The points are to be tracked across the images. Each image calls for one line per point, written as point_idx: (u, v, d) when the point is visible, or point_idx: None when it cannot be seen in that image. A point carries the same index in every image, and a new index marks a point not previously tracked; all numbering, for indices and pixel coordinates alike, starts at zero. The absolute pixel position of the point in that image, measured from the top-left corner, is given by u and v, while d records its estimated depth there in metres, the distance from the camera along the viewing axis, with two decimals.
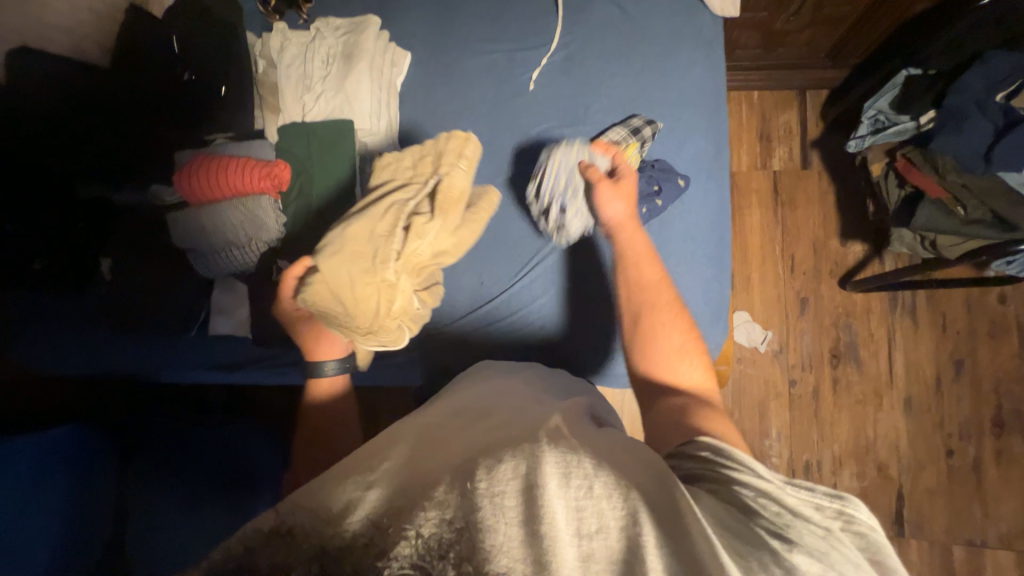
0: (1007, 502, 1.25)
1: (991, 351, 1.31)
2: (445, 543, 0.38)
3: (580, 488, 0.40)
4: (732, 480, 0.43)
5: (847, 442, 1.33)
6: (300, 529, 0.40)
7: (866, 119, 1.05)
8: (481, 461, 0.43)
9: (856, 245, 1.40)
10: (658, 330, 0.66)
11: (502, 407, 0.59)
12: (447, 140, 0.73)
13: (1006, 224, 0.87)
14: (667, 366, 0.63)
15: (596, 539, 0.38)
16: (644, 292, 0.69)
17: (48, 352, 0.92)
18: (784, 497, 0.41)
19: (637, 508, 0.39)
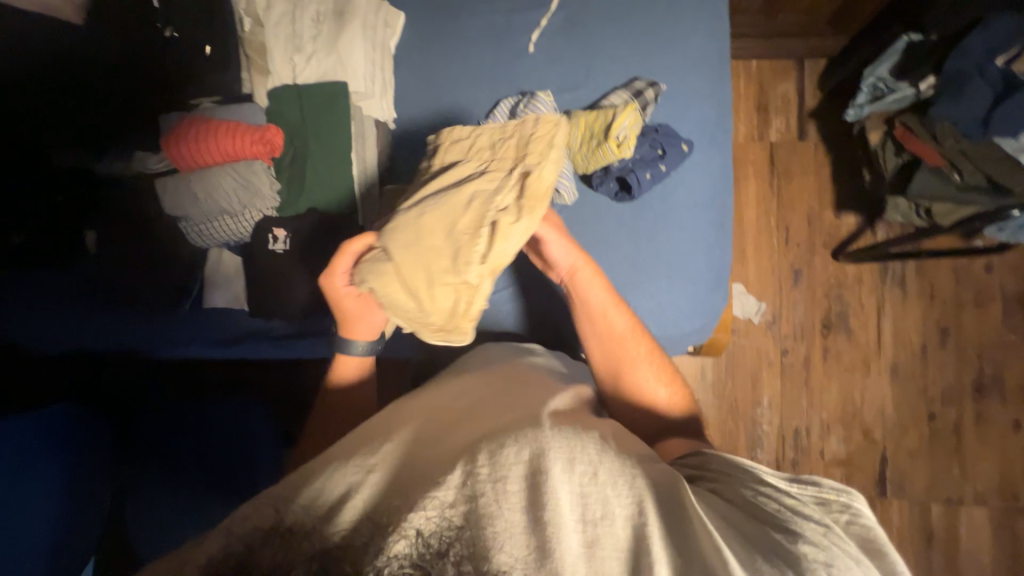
0: (983, 462, 1.31)
1: (975, 319, 1.35)
2: (447, 541, 0.44)
3: (582, 474, 0.48)
4: (742, 485, 0.52)
5: (835, 408, 1.38)
6: (301, 529, 0.45)
7: (865, 87, 1.04)
8: (483, 450, 0.50)
9: (849, 216, 1.41)
10: (644, 386, 0.71)
11: (503, 391, 0.64)
12: (537, 120, 0.65)
13: (999, 189, 0.89)
14: (658, 413, 0.70)
15: (598, 526, 0.45)
16: (618, 346, 0.71)
17: (37, 327, 0.91)
18: (785, 499, 0.49)
19: (642, 499, 0.48)
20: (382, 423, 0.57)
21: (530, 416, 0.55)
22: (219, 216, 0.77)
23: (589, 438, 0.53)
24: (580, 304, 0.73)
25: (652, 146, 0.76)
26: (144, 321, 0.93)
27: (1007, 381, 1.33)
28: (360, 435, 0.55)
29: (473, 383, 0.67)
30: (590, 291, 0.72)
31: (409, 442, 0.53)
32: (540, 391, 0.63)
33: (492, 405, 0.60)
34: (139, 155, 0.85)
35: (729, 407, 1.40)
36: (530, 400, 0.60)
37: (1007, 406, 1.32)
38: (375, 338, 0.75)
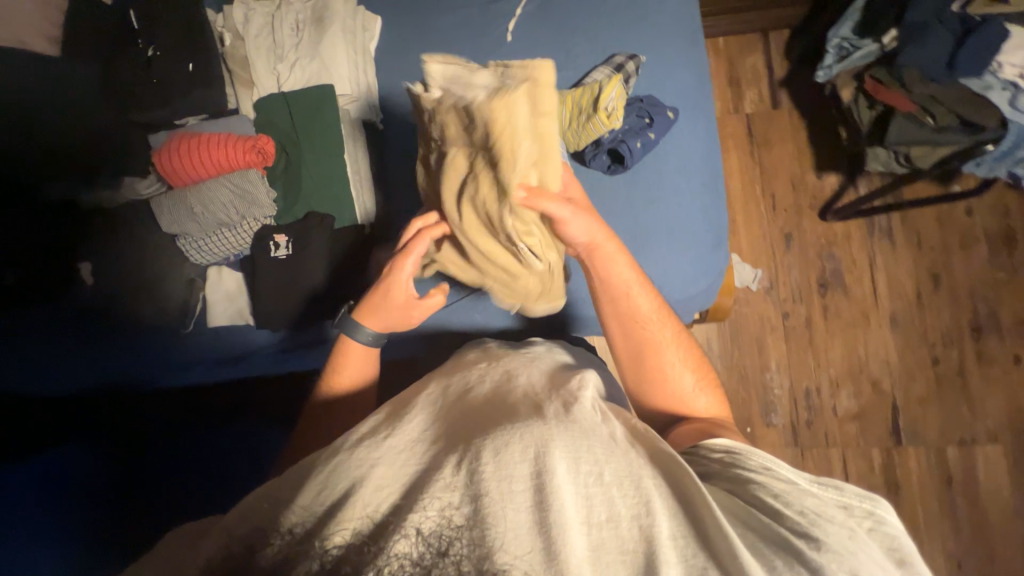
0: (991, 399, 1.34)
1: (964, 262, 1.38)
2: (447, 540, 0.42)
3: (589, 473, 0.45)
4: (757, 481, 0.51)
5: (841, 364, 1.40)
6: (298, 529, 0.44)
7: (831, 48, 1.09)
8: (487, 449, 0.46)
9: (831, 176, 1.44)
10: (670, 373, 0.70)
11: (521, 379, 0.61)
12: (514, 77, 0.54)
13: (971, 127, 0.93)
14: (680, 401, 0.70)
15: (606, 528, 0.43)
16: (640, 329, 0.71)
17: (45, 367, 0.91)
18: (804, 500, 0.48)
19: (650, 497, 0.45)
20: (382, 420, 0.54)
21: (536, 409, 0.52)
22: (225, 230, 0.77)
23: (598, 433, 0.49)
24: (604, 281, 0.72)
25: (640, 115, 0.78)
26: (144, 346, 0.94)
27: (1003, 317, 1.36)
28: (357, 432, 0.53)
29: (480, 374, 0.64)
30: (616, 269, 0.71)
31: (410, 438, 0.51)
32: (547, 381, 0.61)
33: (500, 396, 0.57)
34: (127, 180, 0.90)
35: (738, 376, 1.41)
36: (537, 392, 0.57)
37: (1006, 342, 1.35)
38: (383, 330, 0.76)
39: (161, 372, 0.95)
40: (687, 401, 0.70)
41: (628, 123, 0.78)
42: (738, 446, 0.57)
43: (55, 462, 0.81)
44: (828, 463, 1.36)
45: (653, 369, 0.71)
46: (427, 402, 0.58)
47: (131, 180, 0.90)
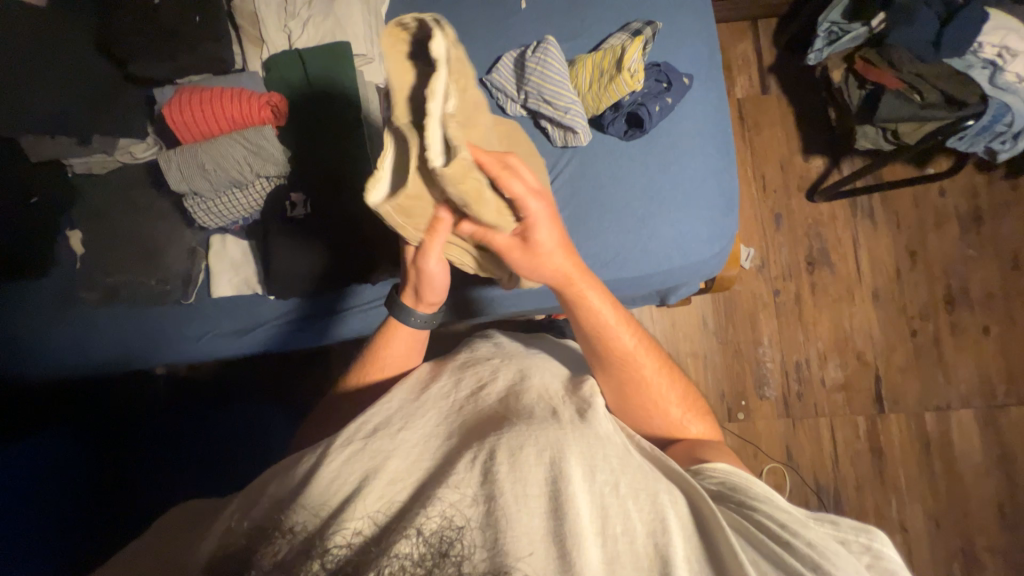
0: (963, 367, 1.43)
1: (938, 239, 1.47)
2: (447, 541, 0.44)
3: (604, 483, 0.49)
4: (761, 511, 0.51)
5: (829, 338, 1.46)
6: (301, 527, 0.46)
7: (821, 32, 1.14)
8: (505, 454, 0.50)
9: (818, 159, 1.51)
10: (657, 402, 0.68)
11: (536, 380, 0.64)
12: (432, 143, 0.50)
13: (954, 102, 0.98)
14: (669, 427, 0.68)
15: (621, 542, 0.46)
16: (626, 364, 0.66)
17: (47, 348, 0.91)
18: (809, 531, 0.48)
19: (665, 513, 0.48)
20: (396, 411, 0.60)
21: (551, 412, 0.57)
22: (239, 192, 0.77)
23: (610, 442, 0.54)
24: (585, 318, 0.66)
25: (658, 79, 0.81)
26: (145, 321, 0.91)
27: (973, 291, 1.45)
28: (371, 423, 0.57)
29: (493, 372, 0.66)
30: (596, 306, 0.66)
31: (423, 433, 0.56)
32: (558, 389, 0.64)
33: (512, 400, 0.60)
34: (121, 143, 0.85)
35: (733, 351, 1.46)
36: (552, 396, 0.62)
37: (976, 314, 1.45)
38: (433, 309, 0.73)
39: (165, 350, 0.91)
40: (676, 426, 0.68)
41: (647, 86, 0.80)
42: (738, 473, 0.57)
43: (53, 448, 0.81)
44: (818, 432, 1.43)
45: (642, 400, 0.67)
46: (440, 406, 0.61)
47: (125, 143, 0.85)
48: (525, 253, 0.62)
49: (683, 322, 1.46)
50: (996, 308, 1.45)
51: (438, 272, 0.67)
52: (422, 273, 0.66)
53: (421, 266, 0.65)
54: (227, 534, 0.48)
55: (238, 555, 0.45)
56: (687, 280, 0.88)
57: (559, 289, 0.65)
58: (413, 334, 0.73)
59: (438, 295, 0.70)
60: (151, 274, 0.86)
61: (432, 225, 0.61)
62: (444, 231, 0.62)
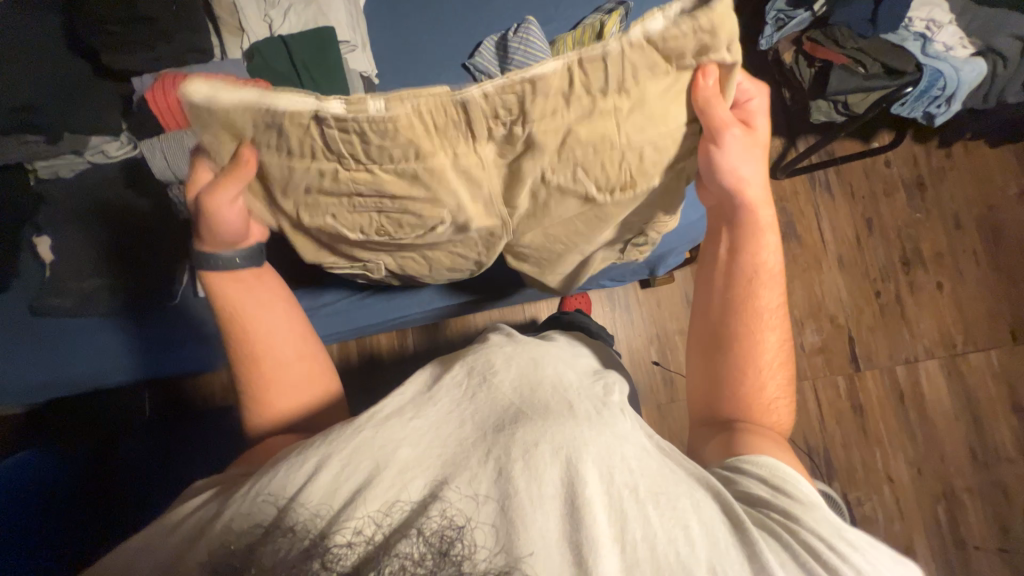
0: (924, 321, 1.54)
1: (889, 206, 1.60)
2: (448, 541, 0.42)
3: (621, 485, 0.48)
4: (805, 526, 0.49)
5: (803, 305, 1.54)
6: (301, 524, 0.44)
7: (770, 19, 1.20)
8: (519, 456, 0.48)
9: (775, 139, 1.61)
10: (766, 370, 0.67)
11: (550, 371, 0.59)
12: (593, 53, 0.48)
13: (895, 72, 1.09)
14: (764, 404, 0.66)
15: (638, 549, 0.44)
16: (758, 316, 0.68)
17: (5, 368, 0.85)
18: (853, 556, 0.47)
19: (686, 518, 0.47)
20: (409, 401, 0.56)
21: (568, 406, 0.54)
22: None
23: (629, 443, 0.52)
24: (752, 249, 0.69)
25: None
26: (87, 336, 0.87)
27: (925, 252, 1.58)
28: (382, 410, 0.54)
29: (507, 360, 0.60)
30: (766, 247, 0.69)
31: (437, 422, 0.53)
32: (575, 381, 0.59)
33: (527, 390, 0.56)
34: (93, 141, 0.81)
35: None
36: (568, 392, 0.56)
37: (930, 272, 1.57)
38: (241, 249, 0.69)
39: (112, 364, 0.88)
40: (769, 403, 0.67)
41: None
42: (783, 467, 0.57)
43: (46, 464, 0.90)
44: (802, 395, 1.50)
45: (758, 359, 0.67)
46: (454, 394, 0.56)
47: (97, 142, 0.82)
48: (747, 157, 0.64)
49: (668, 302, 1.50)
50: (946, 265, 1.57)
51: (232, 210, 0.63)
52: (213, 212, 0.62)
53: (210, 205, 0.62)
54: (228, 530, 0.46)
55: (234, 556, 0.43)
56: (678, 243, 0.99)
57: (740, 210, 0.68)
58: (250, 287, 0.70)
59: (231, 238, 0.67)
60: (102, 274, 0.83)
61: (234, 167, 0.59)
62: (246, 175, 0.59)
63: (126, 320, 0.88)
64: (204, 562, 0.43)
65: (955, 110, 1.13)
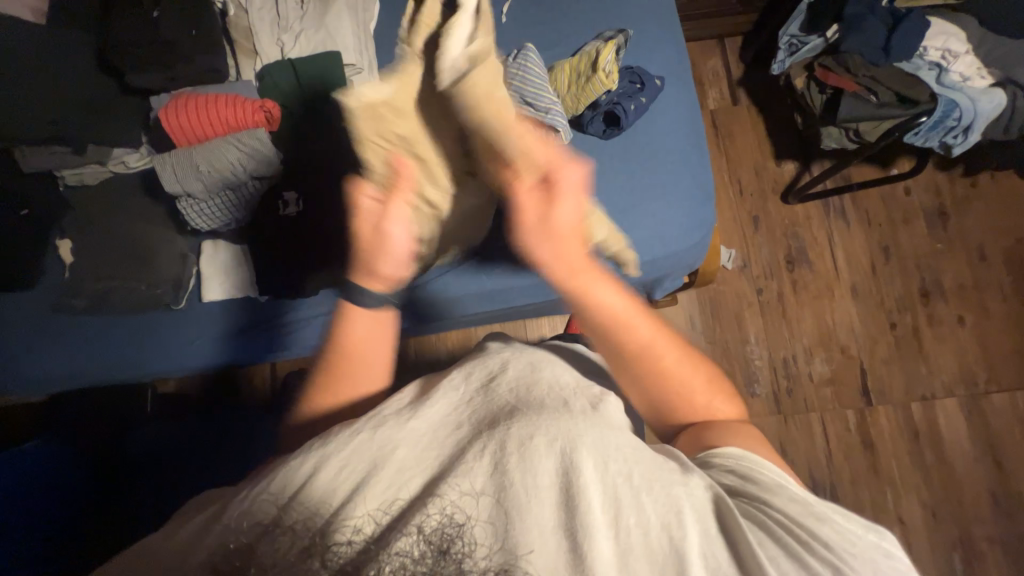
0: (943, 356, 1.48)
1: (908, 234, 1.55)
2: (448, 538, 0.43)
3: (617, 472, 0.49)
4: (774, 508, 0.50)
5: (813, 334, 1.50)
6: (302, 523, 0.45)
7: (782, 45, 1.21)
8: (513, 445, 0.50)
9: (789, 163, 1.58)
10: (680, 383, 0.65)
11: (546, 371, 0.62)
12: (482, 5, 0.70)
13: (907, 102, 1.07)
14: (700, 408, 0.65)
15: (634, 535, 0.46)
16: (643, 354, 0.63)
17: (32, 362, 0.91)
18: (823, 528, 0.47)
19: (680, 503, 0.48)
20: (407, 405, 0.59)
21: (563, 403, 0.56)
22: (227, 193, 0.82)
23: (622, 434, 0.54)
24: (596, 303, 0.62)
25: (631, 81, 0.88)
26: (179, 325, 0.91)
27: (945, 283, 1.51)
28: (382, 414, 0.56)
29: (501, 365, 0.63)
30: (604, 297, 0.62)
31: (433, 425, 0.55)
32: (571, 380, 0.62)
33: (523, 391, 0.58)
34: (114, 152, 0.87)
35: (722, 350, 1.48)
36: (563, 387, 0.59)
37: (951, 305, 1.50)
38: (391, 290, 0.69)
39: (201, 354, 0.92)
40: (704, 405, 0.66)
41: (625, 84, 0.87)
42: (749, 455, 0.56)
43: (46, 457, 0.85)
44: (809, 426, 1.44)
45: (671, 378, 0.64)
46: (450, 398, 0.59)
47: (119, 153, 0.87)
48: (546, 233, 0.62)
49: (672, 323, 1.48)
50: (969, 299, 1.51)
51: (400, 239, 0.67)
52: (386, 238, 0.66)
53: (383, 232, 0.66)
54: (228, 530, 0.45)
55: (243, 551, 0.42)
56: (672, 269, 0.94)
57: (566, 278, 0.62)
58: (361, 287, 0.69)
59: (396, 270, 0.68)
60: (116, 276, 0.87)
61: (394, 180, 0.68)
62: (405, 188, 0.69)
63: (140, 318, 0.91)
64: (204, 561, 0.43)
65: (974, 140, 1.09)
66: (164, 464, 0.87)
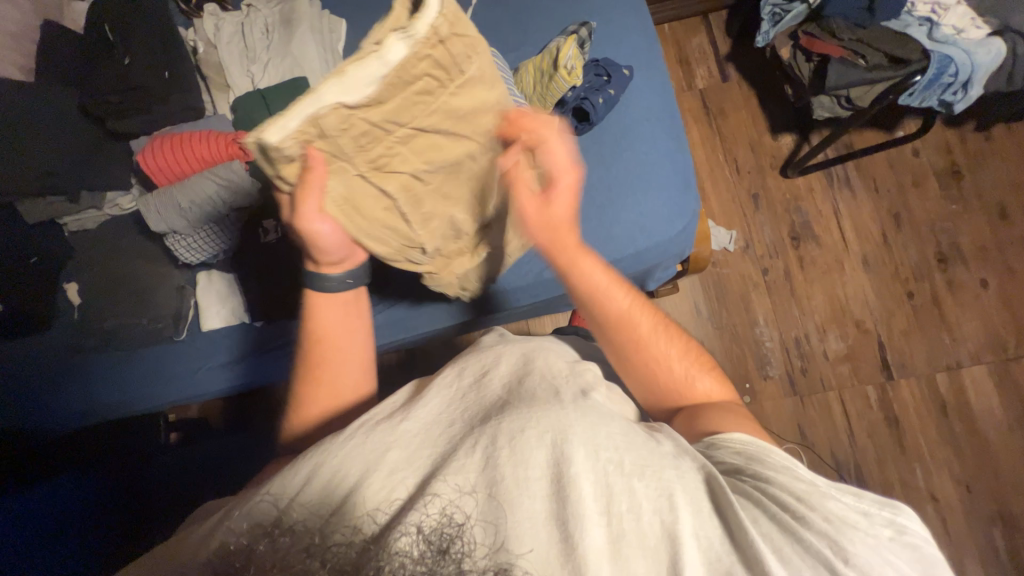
0: (967, 322, 1.41)
1: (920, 197, 1.48)
2: (448, 537, 0.37)
3: (608, 460, 0.43)
4: (779, 486, 0.46)
5: (825, 310, 1.45)
6: (298, 523, 0.39)
7: (765, 15, 1.16)
8: (506, 436, 0.44)
9: (786, 136, 1.53)
10: (660, 361, 0.62)
11: (540, 361, 0.55)
12: (425, 43, 0.43)
13: (899, 61, 1.01)
14: (684, 391, 0.62)
15: (626, 521, 0.41)
16: (622, 328, 0.61)
17: (48, 402, 0.95)
18: (827, 503, 0.44)
19: (670, 488, 0.43)
20: (401, 404, 0.53)
21: (554, 393, 0.49)
22: (209, 229, 0.86)
23: (614, 421, 0.47)
24: (574, 280, 0.61)
25: (598, 73, 0.87)
26: (187, 357, 0.96)
27: (964, 245, 1.44)
28: (378, 415, 0.50)
29: (496, 358, 0.57)
30: (587, 272, 0.61)
31: (426, 422, 0.48)
32: (565, 369, 0.55)
33: (515, 384, 0.52)
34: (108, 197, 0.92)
35: (731, 335, 1.45)
36: (556, 375, 0.53)
37: (971, 268, 1.43)
38: (347, 270, 0.62)
39: (211, 382, 0.97)
40: (687, 384, 0.63)
41: (592, 76, 0.86)
42: (757, 440, 0.52)
43: (66, 492, 0.87)
44: (827, 406, 1.39)
45: (652, 355, 0.62)
46: (444, 393, 0.52)
47: (112, 197, 0.93)
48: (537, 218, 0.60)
49: (675, 311, 1.46)
50: (991, 260, 1.43)
51: (327, 232, 0.55)
52: (312, 236, 0.55)
53: (308, 230, 0.54)
54: (231, 530, 0.40)
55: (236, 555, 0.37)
56: (662, 260, 0.92)
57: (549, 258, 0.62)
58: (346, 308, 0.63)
59: (340, 255, 0.59)
60: (120, 316, 0.93)
61: (303, 174, 0.49)
62: (319, 178, 0.49)
63: (147, 351, 0.96)
64: (203, 564, 0.37)
65: (975, 94, 1.04)
66: (184, 476, 0.89)
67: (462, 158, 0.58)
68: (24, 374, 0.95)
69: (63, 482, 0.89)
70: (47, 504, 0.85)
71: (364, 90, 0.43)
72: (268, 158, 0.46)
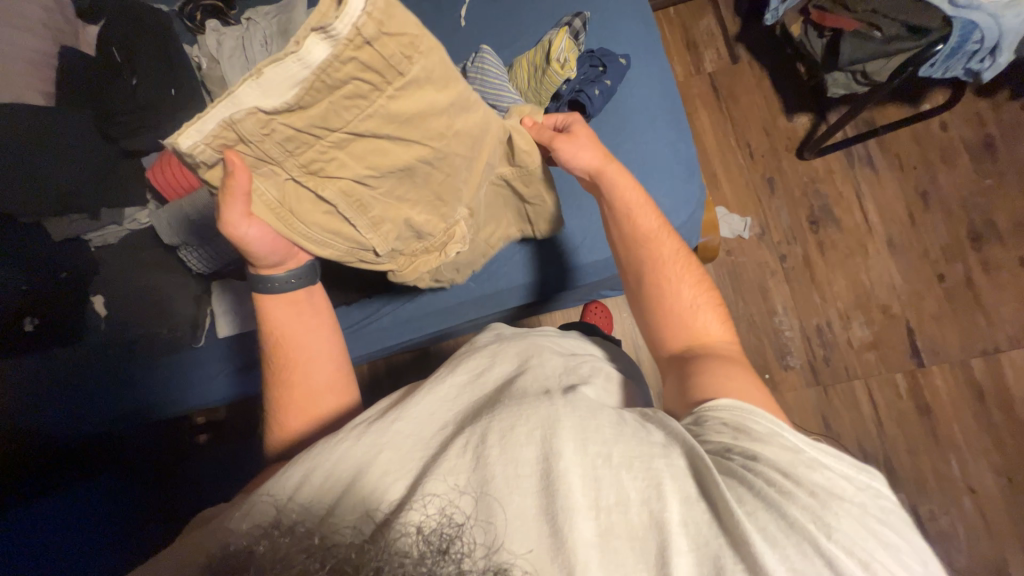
0: (1005, 304, 1.33)
1: (950, 174, 1.39)
2: (448, 537, 0.38)
3: (598, 455, 0.43)
4: (766, 460, 0.45)
5: (848, 296, 1.39)
6: (294, 522, 0.40)
7: None
8: (497, 432, 0.44)
9: (802, 116, 1.47)
10: (670, 288, 0.66)
11: (533, 360, 0.55)
12: (347, 46, 0.42)
13: (917, 31, 0.95)
14: (688, 324, 0.64)
15: (615, 513, 0.40)
16: (643, 245, 0.69)
17: (79, 410, 0.99)
18: (812, 475, 0.43)
19: (660, 476, 0.42)
20: (394, 404, 0.53)
21: (544, 389, 0.49)
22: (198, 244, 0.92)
23: (604, 414, 0.47)
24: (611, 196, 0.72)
25: (593, 64, 0.85)
26: (207, 361, 1.06)
27: (999, 223, 1.36)
28: (371, 416, 0.51)
29: (491, 359, 0.57)
30: (625, 187, 0.71)
31: (418, 421, 0.49)
32: (559, 368, 0.55)
33: (507, 383, 0.52)
34: (127, 212, 0.97)
35: (748, 325, 1.40)
36: (548, 374, 0.53)
37: (1008, 247, 1.34)
38: (291, 269, 0.66)
39: (228, 389, 1.06)
40: (693, 318, 0.64)
41: (590, 70, 0.85)
42: (744, 403, 0.50)
43: (107, 495, 0.96)
44: (853, 396, 1.34)
45: (665, 277, 0.66)
46: (439, 391, 0.53)
47: (131, 212, 0.97)
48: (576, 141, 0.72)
49: None
50: None
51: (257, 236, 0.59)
52: (243, 238, 0.58)
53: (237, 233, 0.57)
54: (230, 533, 0.41)
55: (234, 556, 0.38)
56: None
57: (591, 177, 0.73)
58: (298, 309, 0.67)
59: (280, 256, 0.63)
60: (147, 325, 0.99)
61: (226, 182, 0.52)
62: (242, 190, 0.52)
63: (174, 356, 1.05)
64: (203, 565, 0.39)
65: (1005, 61, 0.98)
66: (220, 479, 1.04)
67: (427, 161, 0.58)
68: (52, 379, 0.98)
69: (98, 485, 0.98)
70: (89, 508, 0.93)
71: (281, 95, 0.45)
72: (197, 165, 0.50)
